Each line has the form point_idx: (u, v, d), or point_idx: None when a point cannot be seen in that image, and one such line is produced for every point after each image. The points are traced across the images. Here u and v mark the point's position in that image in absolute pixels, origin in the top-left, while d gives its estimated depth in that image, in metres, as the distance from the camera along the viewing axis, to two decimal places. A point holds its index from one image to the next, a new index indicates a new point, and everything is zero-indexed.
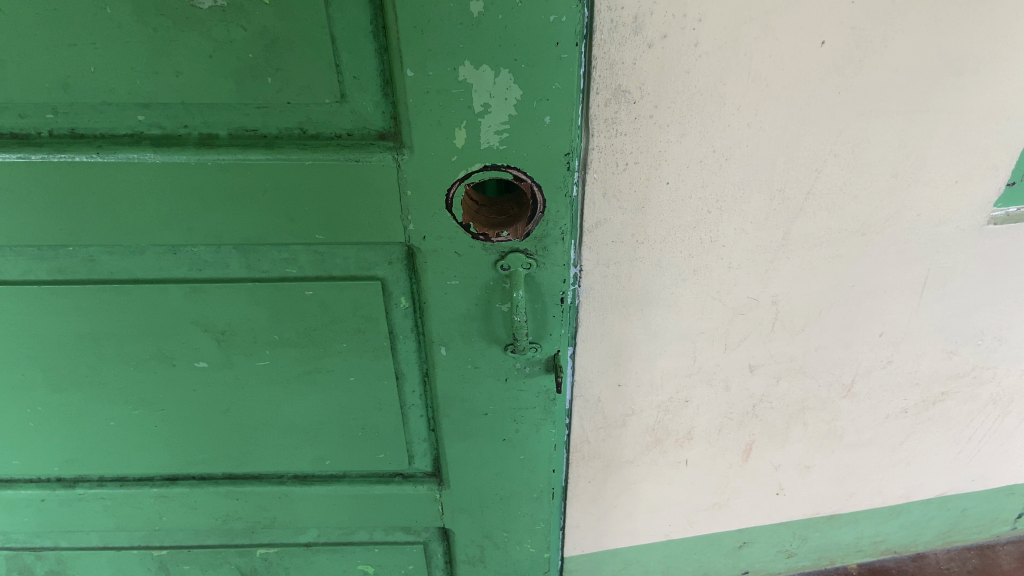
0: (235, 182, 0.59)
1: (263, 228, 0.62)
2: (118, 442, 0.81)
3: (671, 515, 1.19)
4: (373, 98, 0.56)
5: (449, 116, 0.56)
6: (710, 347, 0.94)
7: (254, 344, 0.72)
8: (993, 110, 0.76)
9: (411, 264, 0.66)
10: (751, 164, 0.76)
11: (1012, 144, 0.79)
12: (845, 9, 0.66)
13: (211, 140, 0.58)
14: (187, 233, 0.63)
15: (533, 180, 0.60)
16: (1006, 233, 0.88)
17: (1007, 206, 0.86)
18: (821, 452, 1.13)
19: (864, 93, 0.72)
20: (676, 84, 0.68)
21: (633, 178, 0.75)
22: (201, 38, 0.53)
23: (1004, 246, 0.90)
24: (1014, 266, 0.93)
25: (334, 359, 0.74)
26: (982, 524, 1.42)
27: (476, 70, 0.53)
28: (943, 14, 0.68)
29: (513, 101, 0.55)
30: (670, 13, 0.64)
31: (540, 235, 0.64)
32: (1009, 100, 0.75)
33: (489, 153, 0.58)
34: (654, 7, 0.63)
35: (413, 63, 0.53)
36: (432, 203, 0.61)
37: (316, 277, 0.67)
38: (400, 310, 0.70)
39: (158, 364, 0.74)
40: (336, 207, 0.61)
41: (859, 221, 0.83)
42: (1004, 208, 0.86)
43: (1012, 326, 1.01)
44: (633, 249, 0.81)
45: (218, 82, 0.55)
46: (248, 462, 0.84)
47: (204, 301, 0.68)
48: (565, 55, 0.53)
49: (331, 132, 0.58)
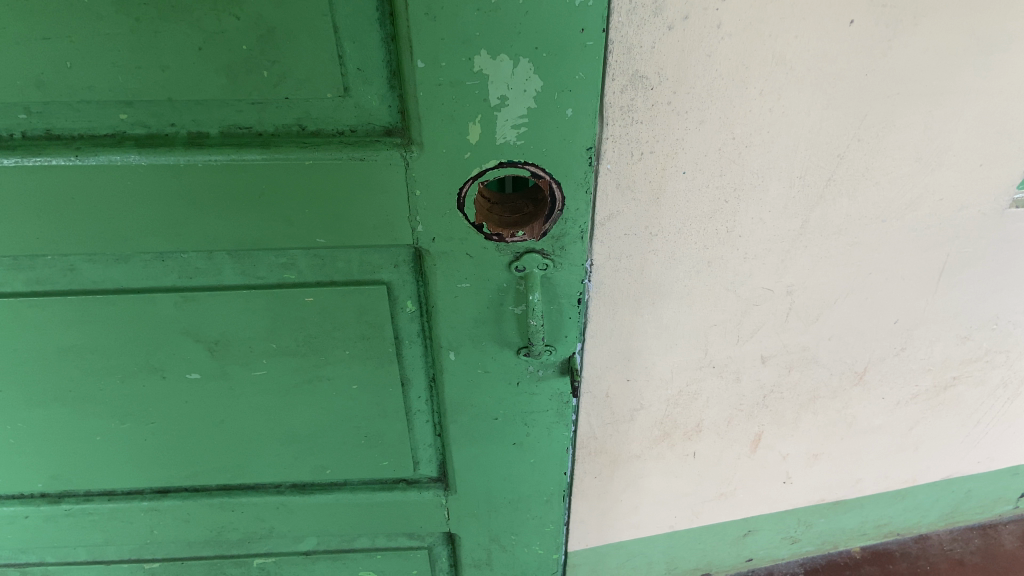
0: (228, 184, 0.55)
1: (260, 233, 0.58)
2: (105, 457, 0.76)
3: (676, 507, 1.16)
4: (378, 91, 0.52)
5: (463, 111, 0.51)
6: (722, 339, 0.90)
7: (250, 354, 0.68)
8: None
9: (419, 266, 0.62)
10: (772, 150, 0.71)
11: None
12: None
13: (201, 140, 0.53)
14: (176, 239, 0.58)
15: (551, 176, 0.55)
16: None
17: None
18: (830, 439, 1.11)
19: (892, 74, 0.68)
20: (697, 68, 0.64)
21: (648, 169, 0.71)
22: (189, 29, 0.48)
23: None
24: None
25: (335, 367, 0.69)
26: (986, 504, 1.41)
27: (493, 60, 0.49)
28: None
29: (533, 93, 0.51)
30: None
31: (557, 234, 0.59)
32: None
33: (506, 149, 0.54)
34: None
35: (424, 54, 0.48)
36: (442, 203, 0.56)
37: (316, 282, 0.63)
38: (406, 314, 0.66)
39: (147, 377, 0.69)
40: (339, 209, 0.57)
41: (880, 207, 0.80)
42: None
43: None
44: (646, 242, 0.77)
45: (209, 77, 0.50)
46: (244, 475, 0.79)
47: (196, 311, 0.64)
48: (590, 42, 0.48)
49: (332, 129, 0.54)
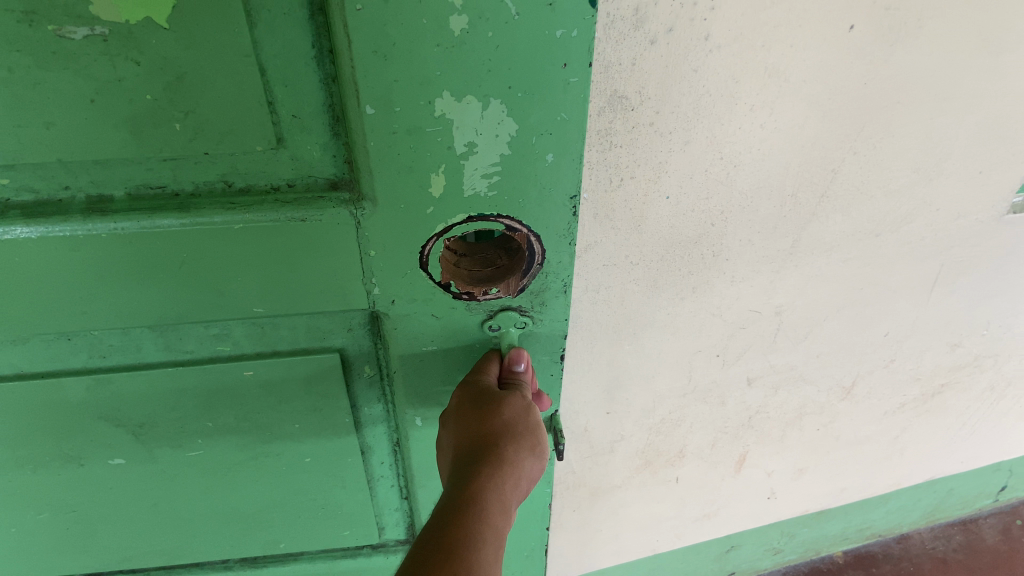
0: (142, 254, 0.46)
1: (184, 305, 0.49)
2: (19, 549, 0.66)
3: (659, 532, 1.10)
4: (319, 140, 0.44)
5: (423, 161, 0.43)
6: (706, 364, 0.84)
7: (182, 435, 0.58)
8: None
9: (376, 328, 0.54)
10: (762, 169, 0.64)
11: None
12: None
13: (104, 204, 0.44)
14: (82, 317, 0.49)
15: (528, 229, 0.47)
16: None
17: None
18: (816, 454, 1.06)
19: (892, 82, 0.60)
20: (682, 86, 0.56)
21: (629, 195, 0.63)
22: (77, 78, 0.38)
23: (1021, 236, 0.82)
24: None
25: (284, 442, 0.61)
26: (966, 500, 1.40)
27: (457, 102, 0.40)
28: None
29: (506, 138, 0.42)
30: (679, 2, 0.51)
31: (537, 289, 0.51)
32: None
33: (475, 201, 0.45)
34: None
35: (373, 98, 0.39)
36: (401, 263, 0.48)
37: (256, 353, 0.54)
38: (364, 379, 0.57)
39: (63, 465, 0.59)
40: (277, 275, 0.48)
41: (875, 221, 0.73)
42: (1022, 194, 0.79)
43: (1018, 313, 0.94)
44: (626, 272, 0.70)
45: (107, 133, 0.41)
46: (186, 556, 0.70)
47: (113, 394, 0.54)
48: (574, 78, 0.40)
49: (266, 184, 0.45)
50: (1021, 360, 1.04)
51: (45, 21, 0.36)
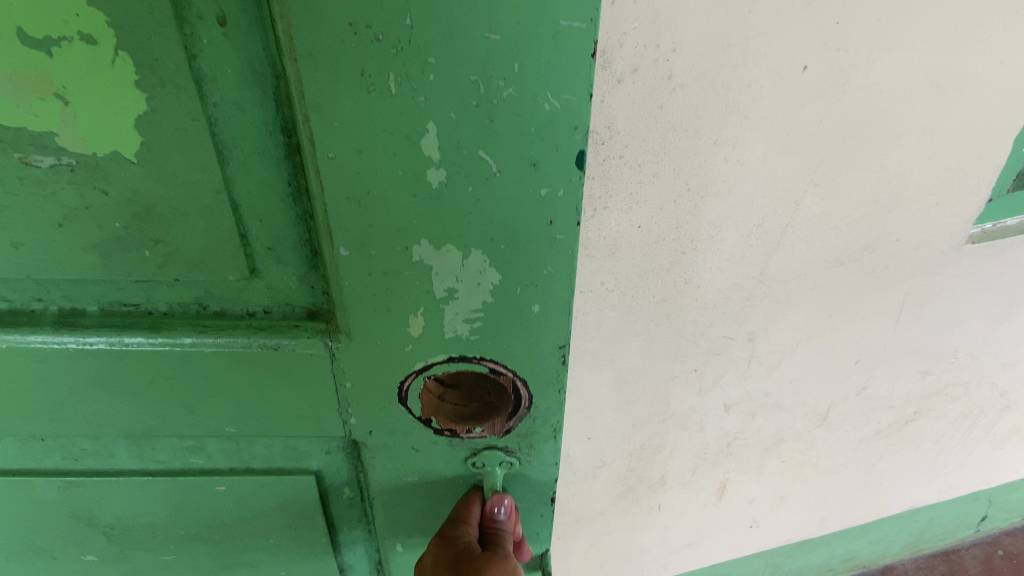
0: (110, 371, 0.44)
1: (154, 422, 0.47)
2: None
3: (642, 562, 1.10)
4: (296, 272, 0.42)
5: (401, 302, 0.41)
6: (683, 391, 0.83)
7: (154, 539, 0.57)
8: (982, 127, 0.65)
9: (355, 454, 0.52)
10: (728, 201, 0.63)
11: (993, 164, 0.69)
12: (830, 30, 0.53)
13: (75, 318, 0.43)
14: (50, 423, 0.46)
15: (515, 372, 0.45)
16: (985, 253, 0.79)
17: (983, 223, 0.77)
18: (795, 480, 1.05)
19: (843, 118, 0.59)
20: (649, 121, 0.55)
21: (601, 225, 0.62)
22: (43, 204, 0.37)
23: (983, 264, 0.81)
24: (990, 281, 0.84)
25: (258, 554, 0.59)
26: (947, 531, 1.40)
27: (435, 250, 0.38)
28: (933, 30, 0.56)
29: (489, 287, 0.40)
30: (642, 44, 0.50)
31: (523, 432, 0.49)
32: (992, 118, 0.65)
33: (456, 343, 0.43)
34: (625, 38, 0.50)
35: (348, 241, 0.37)
36: (381, 397, 0.46)
37: (230, 470, 0.52)
38: (344, 502, 0.56)
39: (34, 556, 0.58)
40: (250, 399, 0.46)
41: (838, 250, 0.72)
42: (981, 225, 0.78)
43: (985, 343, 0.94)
44: (601, 297, 0.68)
45: (73, 257, 0.39)
46: None
47: (85, 496, 0.53)
48: (560, 234, 0.38)
49: (241, 309, 0.43)
50: (992, 389, 1.03)
51: (10, 148, 0.34)
